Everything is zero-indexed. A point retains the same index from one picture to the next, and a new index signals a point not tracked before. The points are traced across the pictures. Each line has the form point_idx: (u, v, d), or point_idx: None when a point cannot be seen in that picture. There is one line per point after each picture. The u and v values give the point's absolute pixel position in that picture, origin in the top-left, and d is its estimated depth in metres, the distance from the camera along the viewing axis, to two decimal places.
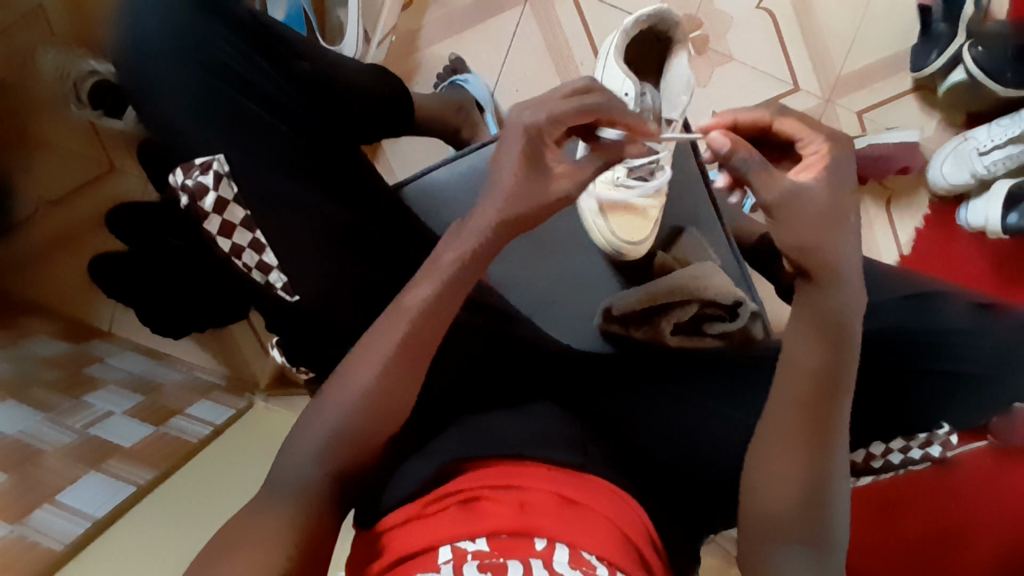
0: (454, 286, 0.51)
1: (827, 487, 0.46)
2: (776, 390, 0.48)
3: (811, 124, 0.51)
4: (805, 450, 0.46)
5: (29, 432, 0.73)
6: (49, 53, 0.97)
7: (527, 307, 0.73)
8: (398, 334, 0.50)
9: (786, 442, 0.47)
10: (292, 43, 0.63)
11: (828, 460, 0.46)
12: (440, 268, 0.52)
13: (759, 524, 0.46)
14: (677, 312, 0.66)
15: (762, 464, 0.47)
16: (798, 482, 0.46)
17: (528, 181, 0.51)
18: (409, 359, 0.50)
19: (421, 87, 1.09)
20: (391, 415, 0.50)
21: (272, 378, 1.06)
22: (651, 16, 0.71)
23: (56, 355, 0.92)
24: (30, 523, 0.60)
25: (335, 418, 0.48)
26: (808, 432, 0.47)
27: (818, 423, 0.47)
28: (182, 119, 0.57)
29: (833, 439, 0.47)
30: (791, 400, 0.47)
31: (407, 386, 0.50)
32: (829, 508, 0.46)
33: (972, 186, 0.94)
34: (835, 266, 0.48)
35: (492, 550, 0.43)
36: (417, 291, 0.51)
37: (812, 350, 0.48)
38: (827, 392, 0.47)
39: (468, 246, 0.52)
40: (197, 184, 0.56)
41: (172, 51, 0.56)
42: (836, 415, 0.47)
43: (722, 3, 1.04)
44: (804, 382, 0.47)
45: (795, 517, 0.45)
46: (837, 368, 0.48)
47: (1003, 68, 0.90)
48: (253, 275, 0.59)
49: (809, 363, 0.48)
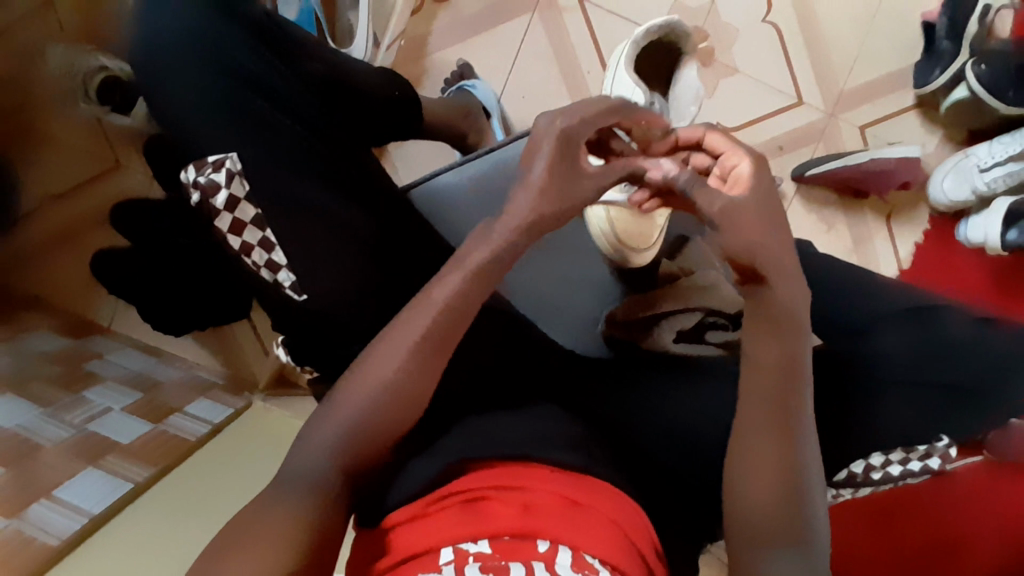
0: (478, 278, 0.53)
1: (801, 475, 0.47)
2: (745, 386, 0.50)
3: (730, 138, 0.56)
4: (770, 441, 0.47)
5: (29, 428, 0.72)
6: (58, 49, 0.99)
7: (526, 310, 0.73)
8: (424, 323, 0.51)
9: (760, 438, 0.48)
10: (305, 44, 0.64)
11: (802, 449, 0.47)
12: (467, 261, 0.54)
13: (749, 518, 0.46)
14: (679, 318, 0.69)
15: (743, 462, 0.48)
16: (779, 473, 0.46)
17: (562, 175, 0.54)
18: (428, 352, 0.51)
19: (428, 92, 1.10)
20: (401, 411, 0.50)
21: (271, 379, 1.05)
22: (662, 27, 0.72)
23: (56, 350, 0.92)
24: (27, 518, 0.60)
25: (349, 411, 0.50)
26: (778, 425, 0.48)
27: (786, 415, 0.48)
28: (193, 116, 0.57)
29: (802, 428, 0.48)
30: (754, 395, 0.49)
31: (427, 370, 0.51)
32: (805, 499, 0.46)
33: (972, 202, 0.94)
34: (782, 271, 0.50)
35: (495, 552, 0.43)
36: (443, 287, 0.53)
37: (769, 345, 0.49)
38: (790, 383, 0.49)
39: (498, 242, 0.53)
40: (208, 181, 0.57)
41: (186, 50, 0.56)
42: (799, 404, 0.48)
43: (728, 16, 1.05)
44: (767, 377, 0.49)
45: (778, 509, 0.46)
46: (793, 358, 0.49)
47: (1006, 86, 0.91)
48: (262, 274, 0.60)
49: (773, 357, 0.49)
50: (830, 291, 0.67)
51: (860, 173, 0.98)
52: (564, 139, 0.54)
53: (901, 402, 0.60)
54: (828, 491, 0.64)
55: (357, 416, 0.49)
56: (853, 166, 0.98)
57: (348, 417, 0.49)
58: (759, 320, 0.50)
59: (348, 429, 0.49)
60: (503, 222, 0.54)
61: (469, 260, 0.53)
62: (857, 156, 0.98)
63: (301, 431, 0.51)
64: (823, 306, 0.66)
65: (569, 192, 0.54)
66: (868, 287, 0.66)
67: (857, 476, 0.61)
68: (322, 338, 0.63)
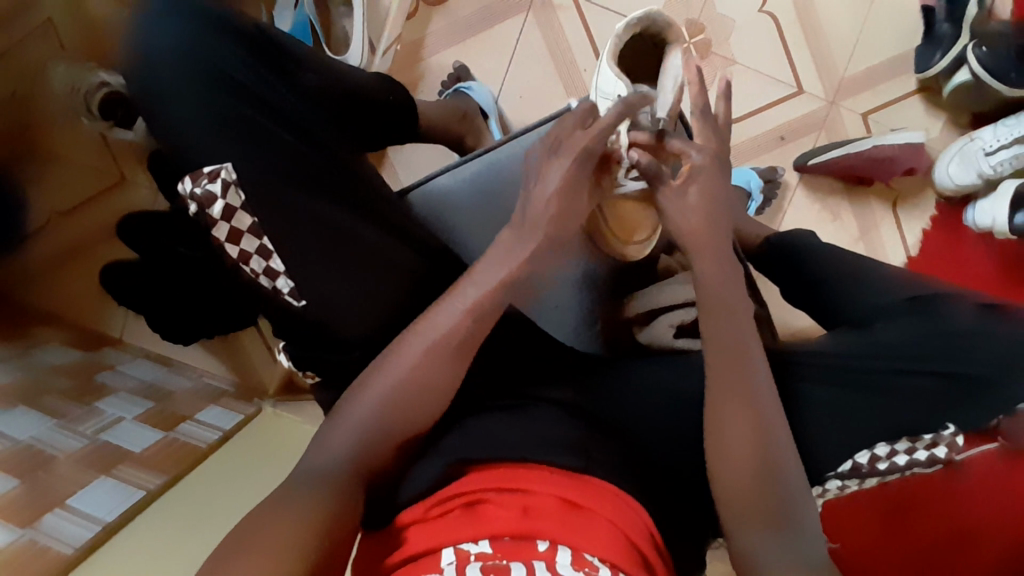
0: (504, 288, 0.57)
1: (773, 458, 0.48)
2: (715, 374, 0.51)
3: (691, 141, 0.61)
4: (750, 436, 0.48)
5: (41, 439, 0.74)
6: (60, 67, 0.98)
7: (541, 315, 0.69)
8: (450, 325, 0.55)
9: (726, 425, 0.49)
10: (302, 57, 0.66)
11: (770, 434, 0.49)
12: (498, 271, 0.57)
13: (727, 502, 0.48)
14: (678, 313, 0.72)
15: (716, 449, 0.49)
16: (754, 458, 0.48)
17: (572, 187, 0.60)
18: (446, 351, 0.54)
19: (426, 95, 1.10)
20: (412, 419, 0.53)
21: (280, 384, 1.06)
22: (642, 19, 0.71)
23: (68, 362, 0.93)
24: (41, 528, 0.61)
25: (360, 418, 0.52)
26: (747, 415, 0.49)
27: (750, 404, 0.49)
28: (183, 127, 0.57)
29: (770, 417, 0.49)
30: (724, 389, 0.50)
31: (451, 362, 0.54)
32: (786, 488, 0.47)
33: (979, 186, 0.93)
34: (731, 267, 0.57)
35: (495, 553, 0.44)
36: (473, 288, 0.56)
37: (732, 329, 0.53)
38: (745, 370, 0.51)
39: (517, 256, 0.58)
40: (205, 192, 0.57)
41: (178, 58, 0.56)
42: (757, 392, 0.50)
43: (724, 8, 1.04)
44: (729, 366, 0.51)
45: (754, 493, 0.47)
46: (738, 340, 0.52)
47: (1008, 68, 0.89)
48: (261, 282, 0.61)
49: (732, 339, 0.52)
50: (821, 286, 0.67)
51: (862, 160, 0.96)
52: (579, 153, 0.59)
53: (896, 392, 0.59)
54: (829, 483, 0.62)
55: (365, 421, 0.52)
56: (855, 153, 0.96)
57: (353, 421, 0.52)
58: (702, 307, 0.54)
59: (364, 438, 0.52)
60: (524, 232, 0.59)
61: (505, 267, 0.57)
62: (859, 144, 0.96)
63: (316, 436, 0.53)
64: (822, 301, 0.67)
65: (572, 200, 0.60)
66: (866, 277, 0.65)
67: (862, 467, 0.60)
68: (323, 343, 0.64)
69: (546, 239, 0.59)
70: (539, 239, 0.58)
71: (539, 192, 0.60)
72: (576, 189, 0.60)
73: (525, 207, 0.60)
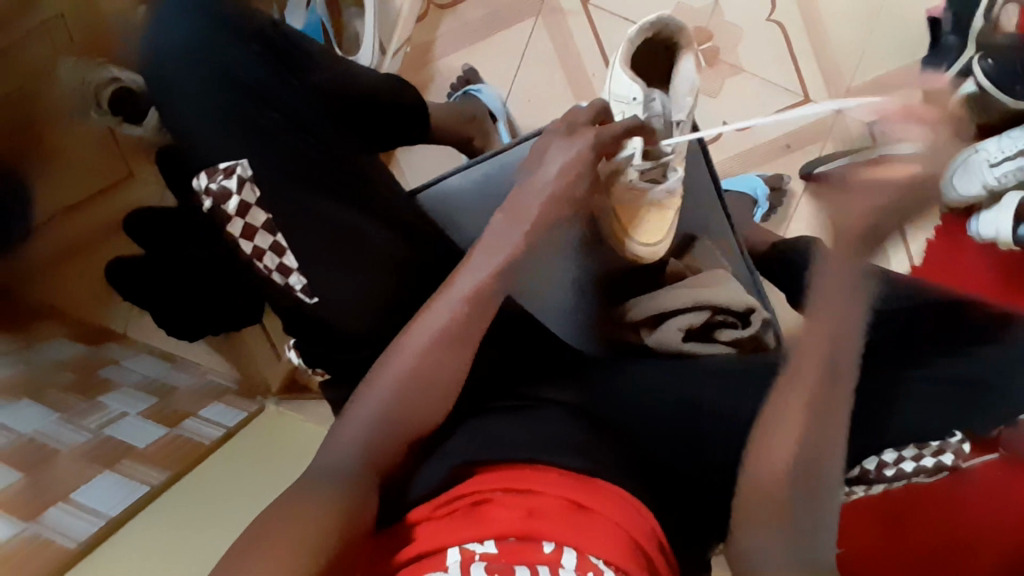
0: (502, 277, 0.59)
1: (816, 471, 0.49)
2: (787, 385, 0.53)
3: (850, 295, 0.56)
4: (794, 448, 0.50)
5: (46, 432, 0.74)
6: (68, 63, 1.00)
7: (538, 310, 0.71)
8: (449, 312, 0.56)
9: (787, 414, 0.51)
10: (311, 53, 0.66)
11: (819, 441, 0.50)
12: (493, 260, 0.59)
13: (749, 489, 0.50)
14: (688, 316, 0.69)
15: (767, 435, 0.51)
16: (792, 457, 0.49)
17: (567, 184, 0.63)
18: (449, 342, 0.55)
19: (435, 97, 1.11)
20: (422, 416, 0.53)
21: (283, 382, 1.06)
22: (654, 24, 0.72)
23: (73, 356, 0.93)
24: (45, 522, 0.61)
25: (370, 414, 0.52)
26: (813, 413, 0.51)
27: (821, 406, 0.51)
28: (200, 125, 0.57)
29: (828, 437, 0.50)
30: (795, 400, 0.51)
31: (454, 353, 0.55)
32: (809, 496, 0.48)
33: (983, 197, 0.93)
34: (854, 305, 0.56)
35: (500, 554, 0.44)
36: (470, 279, 0.58)
37: (829, 349, 0.53)
38: (834, 381, 0.52)
39: (508, 243, 0.60)
40: (220, 188, 0.57)
41: (192, 57, 0.57)
42: (834, 402, 0.51)
43: (732, 16, 1.05)
44: (812, 380, 0.52)
45: (780, 493, 0.48)
46: (835, 364, 0.53)
47: (1013, 80, 0.89)
48: (275, 278, 0.61)
49: (823, 357, 0.53)
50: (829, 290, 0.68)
51: (870, 170, 0.96)
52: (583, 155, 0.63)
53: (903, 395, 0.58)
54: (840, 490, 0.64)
55: (374, 418, 0.52)
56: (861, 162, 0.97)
57: (364, 417, 0.52)
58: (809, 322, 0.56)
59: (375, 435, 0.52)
60: (518, 223, 0.61)
61: (497, 256, 0.59)
62: (868, 155, 0.96)
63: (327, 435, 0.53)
64: None
65: (567, 192, 0.63)
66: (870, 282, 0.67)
67: (869, 472, 0.60)
68: (333, 342, 0.64)
69: (535, 227, 0.61)
70: (529, 226, 0.61)
71: (537, 185, 0.63)
72: (571, 183, 0.63)
73: (525, 199, 0.62)
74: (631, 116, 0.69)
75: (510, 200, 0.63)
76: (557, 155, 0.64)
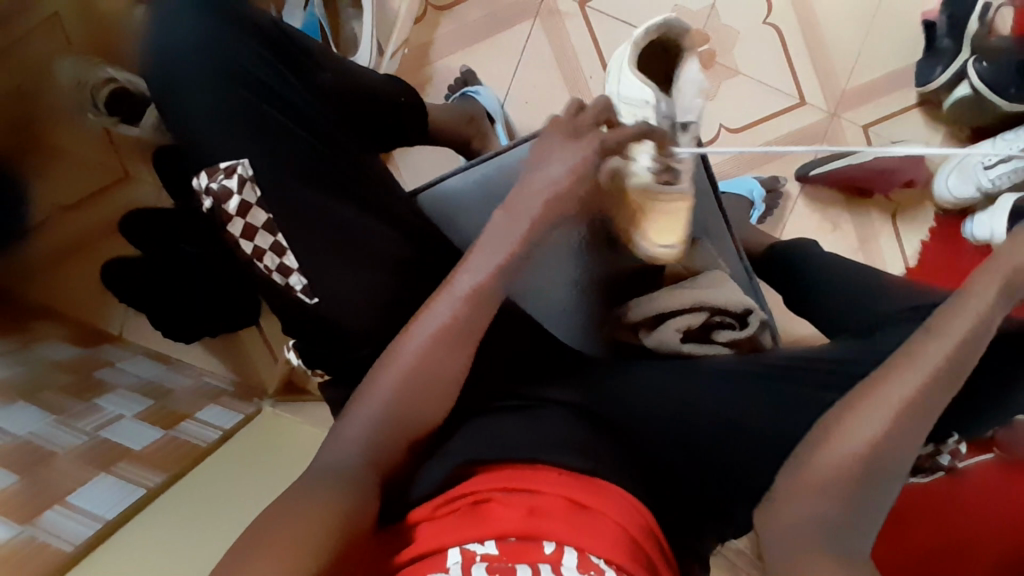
0: (502, 275, 0.58)
1: (885, 477, 0.44)
2: (885, 373, 0.48)
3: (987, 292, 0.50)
4: (874, 432, 0.45)
5: (41, 435, 0.73)
6: (65, 62, 0.99)
7: (535, 310, 0.72)
8: (451, 311, 0.56)
9: (880, 403, 0.47)
10: (314, 53, 0.66)
11: (897, 445, 0.45)
12: (493, 258, 0.59)
13: (811, 469, 0.45)
14: (685, 317, 0.69)
15: (844, 420, 0.47)
16: (866, 448, 0.45)
17: (572, 180, 0.62)
18: (449, 340, 0.55)
19: (432, 98, 1.11)
20: (423, 416, 0.54)
21: (279, 384, 1.06)
22: (659, 27, 0.73)
23: (68, 358, 0.93)
24: (41, 525, 0.60)
25: (372, 414, 0.52)
26: (908, 412, 0.46)
27: (918, 407, 0.46)
28: (204, 127, 0.58)
29: (906, 432, 0.46)
30: (891, 389, 0.47)
31: (455, 354, 0.55)
32: (869, 491, 0.44)
33: (977, 200, 0.95)
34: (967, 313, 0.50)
35: (501, 554, 0.44)
36: (470, 278, 0.58)
37: (947, 348, 0.48)
38: (942, 390, 0.47)
39: (512, 240, 0.60)
40: (221, 187, 0.58)
41: (201, 56, 0.57)
42: (931, 408, 0.47)
43: (729, 19, 1.05)
44: (920, 373, 0.47)
45: (845, 485, 0.44)
46: (949, 363, 0.48)
47: (1008, 83, 0.91)
48: (274, 278, 0.61)
49: (941, 349, 0.48)
50: (827, 293, 0.70)
51: (863, 171, 0.98)
52: (589, 158, 0.63)
53: None
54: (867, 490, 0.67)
55: (375, 417, 0.52)
56: (857, 164, 0.98)
57: (365, 417, 0.52)
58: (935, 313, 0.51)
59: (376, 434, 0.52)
60: (520, 220, 0.61)
61: (497, 254, 0.59)
62: (862, 155, 0.97)
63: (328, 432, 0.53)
64: (818, 306, 0.70)
65: (572, 190, 0.62)
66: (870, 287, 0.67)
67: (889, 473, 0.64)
68: (332, 343, 0.63)
69: (537, 225, 0.61)
70: (532, 223, 0.61)
71: (541, 183, 0.63)
72: (573, 181, 0.62)
73: (527, 197, 0.62)
74: (638, 120, 0.71)
75: (512, 196, 0.63)
76: (562, 154, 0.64)
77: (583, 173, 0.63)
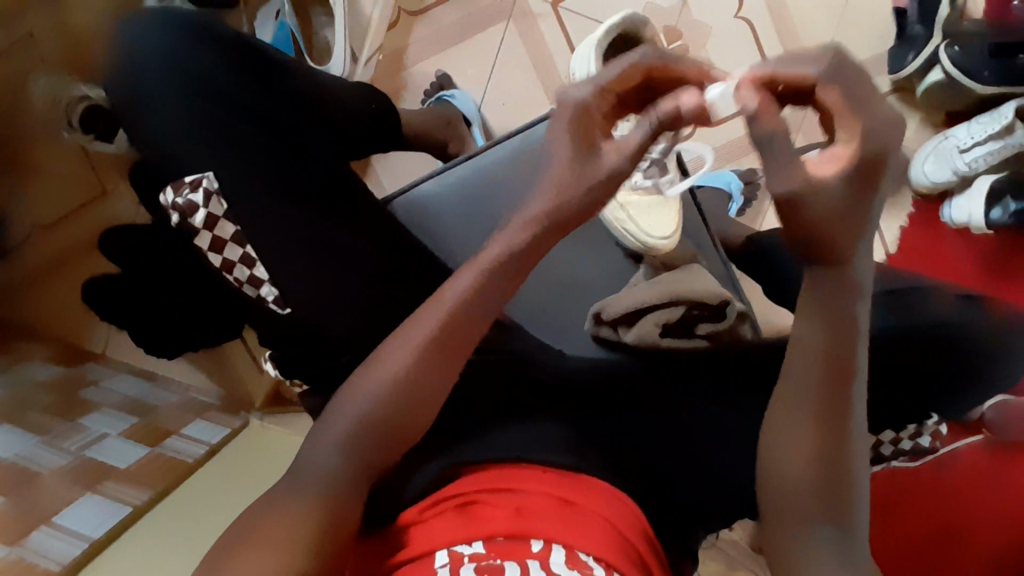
0: (490, 276, 0.51)
1: (848, 475, 0.45)
2: (789, 380, 0.47)
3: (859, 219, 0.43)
4: (819, 448, 0.45)
5: (26, 456, 0.73)
6: (42, 80, 0.98)
7: (520, 315, 0.72)
8: (436, 320, 0.51)
9: (800, 417, 0.46)
10: (286, 64, 0.65)
11: (842, 442, 0.45)
12: (482, 259, 0.52)
13: (777, 497, 0.46)
14: (664, 311, 0.66)
15: (775, 445, 0.47)
16: (810, 466, 0.45)
17: (579, 158, 0.50)
18: (439, 350, 0.50)
19: (409, 104, 1.11)
20: (414, 424, 0.50)
21: (267, 396, 1.04)
22: (621, 22, 0.74)
23: (51, 377, 0.92)
24: (27, 546, 0.60)
25: (359, 415, 0.49)
26: (827, 414, 0.45)
27: (835, 403, 0.46)
28: (169, 141, 0.58)
29: (842, 425, 0.45)
30: (804, 399, 0.46)
31: (445, 364, 0.51)
32: (844, 496, 0.45)
33: (954, 183, 0.95)
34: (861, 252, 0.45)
35: (489, 552, 0.44)
36: (458, 283, 0.52)
37: (823, 332, 0.46)
38: (839, 376, 0.45)
39: (512, 237, 0.52)
40: (187, 202, 0.57)
41: (164, 73, 0.59)
42: (848, 393, 0.46)
43: (701, 14, 1.06)
44: (817, 377, 0.46)
45: (814, 504, 0.45)
46: (844, 342, 0.46)
47: (980, 66, 0.91)
48: (244, 291, 0.60)
49: (830, 330, 0.46)
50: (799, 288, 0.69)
51: None
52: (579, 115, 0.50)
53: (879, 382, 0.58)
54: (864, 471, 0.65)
55: (360, 415, 0.49)
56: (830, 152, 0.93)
57: (347, 422, 0.49)
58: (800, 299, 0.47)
59: None
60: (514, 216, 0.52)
61: (489, 255, 0.52)
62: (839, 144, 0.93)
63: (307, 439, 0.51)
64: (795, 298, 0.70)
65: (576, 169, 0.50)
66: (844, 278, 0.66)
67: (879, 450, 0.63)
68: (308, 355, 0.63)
69: (537, 222, 0.51)
70: (526, 219, 0.51)
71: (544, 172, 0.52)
72: (576, 159, 0.50)
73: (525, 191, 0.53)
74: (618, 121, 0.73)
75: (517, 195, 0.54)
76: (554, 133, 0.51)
77: (590, 148, 0.50)
